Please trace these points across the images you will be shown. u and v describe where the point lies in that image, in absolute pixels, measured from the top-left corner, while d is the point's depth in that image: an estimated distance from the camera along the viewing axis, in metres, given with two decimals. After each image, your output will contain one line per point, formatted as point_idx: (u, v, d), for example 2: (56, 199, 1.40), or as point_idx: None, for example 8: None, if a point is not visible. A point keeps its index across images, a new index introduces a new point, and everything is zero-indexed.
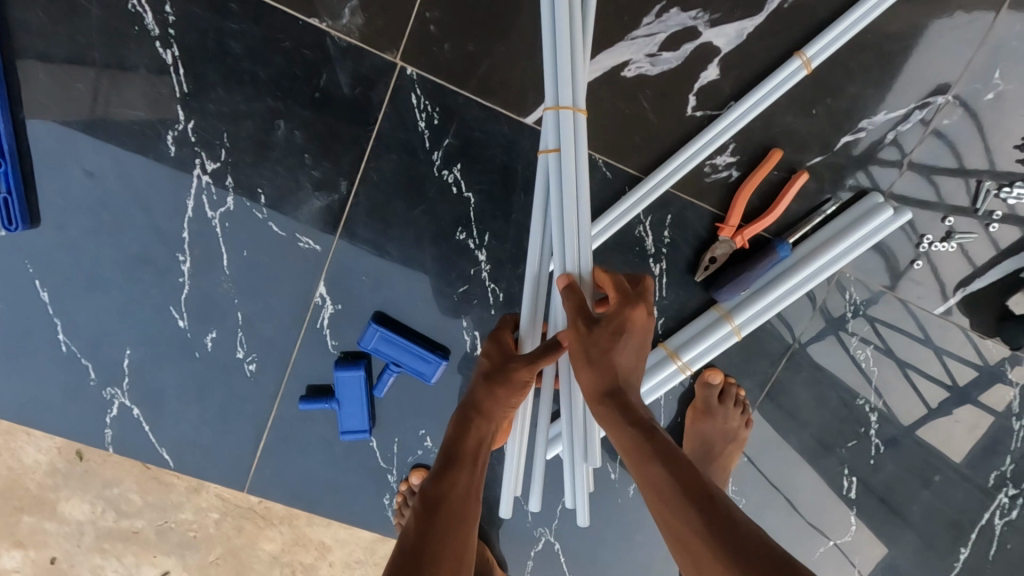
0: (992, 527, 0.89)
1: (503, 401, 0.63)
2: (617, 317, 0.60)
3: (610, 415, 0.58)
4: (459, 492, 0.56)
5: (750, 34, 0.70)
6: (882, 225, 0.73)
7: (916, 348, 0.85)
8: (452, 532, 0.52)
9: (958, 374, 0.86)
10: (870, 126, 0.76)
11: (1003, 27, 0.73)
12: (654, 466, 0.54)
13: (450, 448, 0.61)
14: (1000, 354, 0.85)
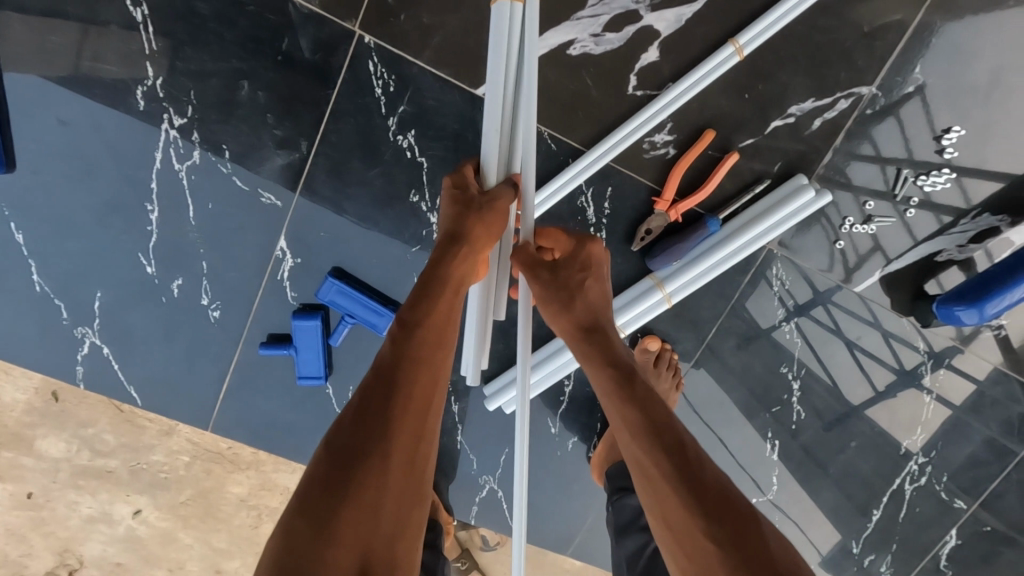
0: (903, 492, 0.97)
1: (476, 234, 0.62)
2: (591, 296, 0.67)
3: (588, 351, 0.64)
4: (424, 341, 0.58)
5: (688, 20, 0.75)
6: (803, 207, 0.80)
7: (869, 331, 0.92)
8: (423, 351, 0.58)
9: (907, 359, 0.92)
10: (798, 112, 0.81)
11: (927, 23, 0.78)
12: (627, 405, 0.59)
13: (421, 288, 0.61)
14: (947, 342, 0.92)
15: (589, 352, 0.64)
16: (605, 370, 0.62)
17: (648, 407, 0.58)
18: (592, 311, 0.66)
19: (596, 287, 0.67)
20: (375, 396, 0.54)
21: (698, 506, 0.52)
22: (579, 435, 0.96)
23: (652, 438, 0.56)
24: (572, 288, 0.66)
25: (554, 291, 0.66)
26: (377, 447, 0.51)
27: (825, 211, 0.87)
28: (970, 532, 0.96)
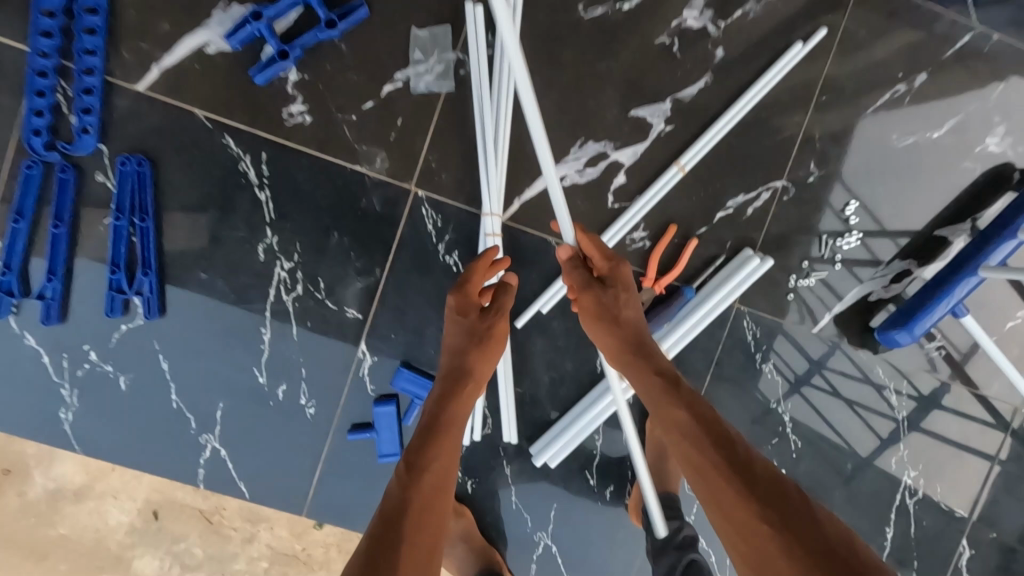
0: (906, 505, 1.16)
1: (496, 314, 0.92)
2: (622, 314, 0.90)
3: (638, 364, 0.87)
4: (436, 448, 0.79)
5: (642, 152, 1.06)
6: (753, 269, 1.05)
7: (865, 389, 1.14)
8: (441, 441, 0.80)
9: (902, 407, 1.14)
10: (733, 203, 1.08)
11: (816, 131, 1.08)
12: (675, 406, 0.80)
13: (428, 416, 0.83)
14: (931, 387, 1.14)
15: (652, 385, 0.84)
16: (663, 394, 0.82)
17: (691, 407, 0.79)
18: (634, 326, 0.90)
19: (631, 302, 0.92)
20: (409, 490, 0.73)
21: (728, 478, 0.70)
22: (614, 485, 1.11)
23: (704, 436, 0.75)
24: (615, 315, 0.90)
25: (607, 314, 0.91)
26: (416, 523, 0.69)
27: (777, 272, 1.11)
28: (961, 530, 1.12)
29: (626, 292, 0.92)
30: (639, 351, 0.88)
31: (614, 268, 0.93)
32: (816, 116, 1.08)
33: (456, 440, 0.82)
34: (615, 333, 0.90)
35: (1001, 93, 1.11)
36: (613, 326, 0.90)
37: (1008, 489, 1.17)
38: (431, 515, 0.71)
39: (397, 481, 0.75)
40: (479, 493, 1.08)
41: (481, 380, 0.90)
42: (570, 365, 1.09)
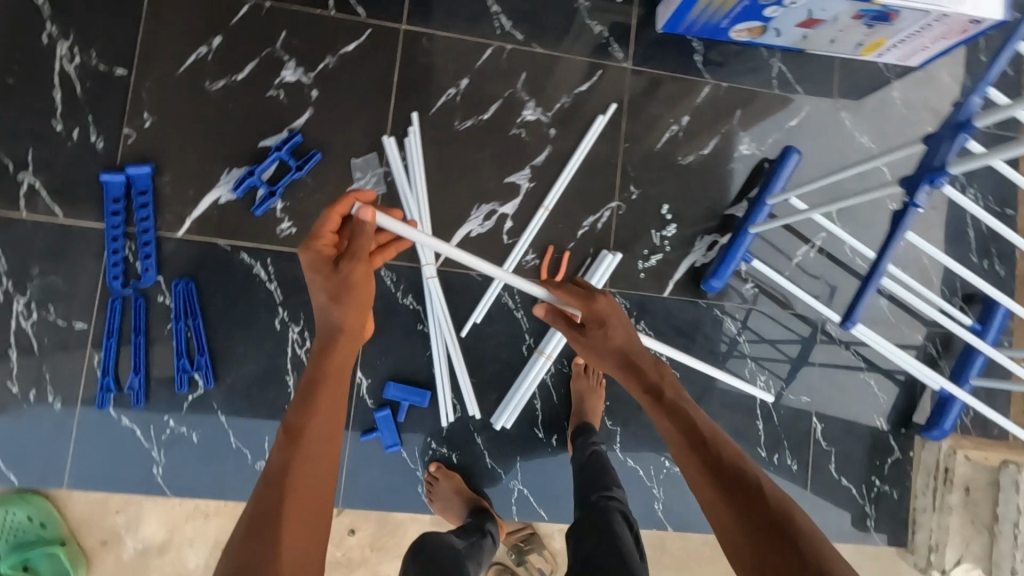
0: (766, 403, 1.66)
1: (321, 263, 1.07)
2: (614, 342, 1.16)
3: (627, 379, 1.14)
4: (315, 408, 0.97)
5: (519, 203, 1.57)
6: (610, 263, 1.57)
7: (762, 344, 1.66)
8: (323, 386, 0.99)
9: (789, 350, 1.67)
10: (588, 223, 1.60)
11: (630, 165, 1.63)
12: (658, 411, 1.06)
13: (311, 375, 1.01)
14: (805, 332, 1.68)
15: (674, 420, 1.04)
16: (688, 432, 1.01)
17: (671, 409, 1.05)
18: (618, 348, 1.16)
19: (629, 342, 1.16)
20: (292, 443, 0.92)
21: (743, 501, 0.91)
22: (557, 434, 1.55)
23: (680, 433, 1.02)
24: (632, 361, 1.14)
25: (623, 353, 1.15)
26: (297, 462, 0.90)
27: (631, 260, 1.61)
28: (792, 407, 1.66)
29: (620, 327, 1.17)
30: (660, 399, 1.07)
31: (607, 316, 1.18)
32: (627, 156, 1.63)
33: (334, 390, 0.99)
34: (643, 374, 1.12)
35: (741, 118, 1.69)
36: (620, 367, 1.15)
37: (871, 387, 1.70)
38: (304, 454, 0.91)
39: (283, 437, 0.94)
40: (463, 461, 1.50)
41: (351, 332, 1.06)
42: (505, 355, 1.54)
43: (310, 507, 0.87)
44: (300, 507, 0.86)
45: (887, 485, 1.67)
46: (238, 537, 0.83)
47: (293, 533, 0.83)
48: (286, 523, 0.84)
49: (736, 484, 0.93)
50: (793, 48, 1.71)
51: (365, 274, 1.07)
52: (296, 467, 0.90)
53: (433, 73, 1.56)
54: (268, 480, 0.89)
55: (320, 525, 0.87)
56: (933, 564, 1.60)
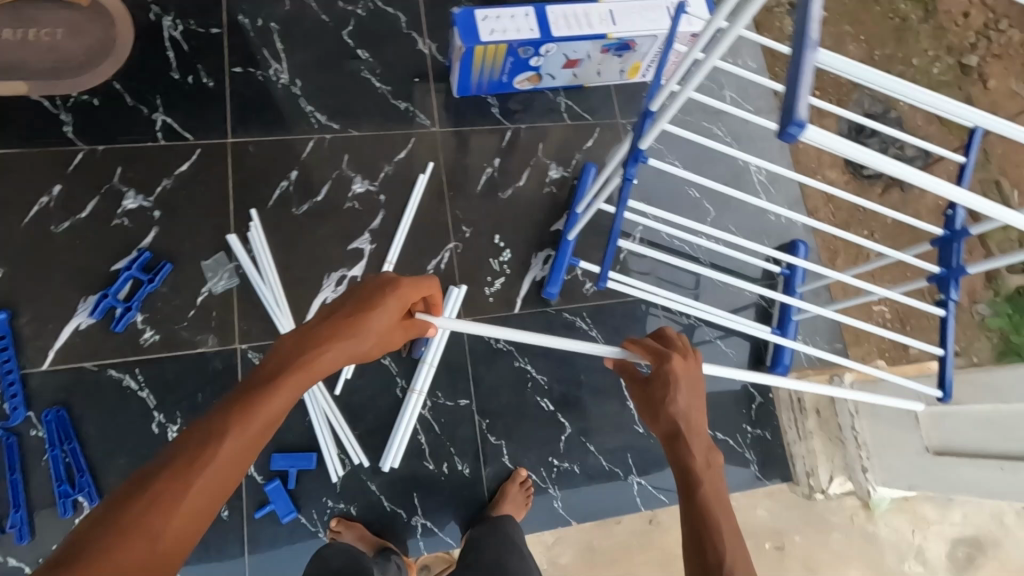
0: (631, 383, 1.81)
1: (348, 324, 1.01)
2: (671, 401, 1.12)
3: (672, 444, 1.09)
4: (245, 421, 0.84)
5: (365, 264, 1.75)
6: (457, 296, 1.75)
7: (638, 338, 1.86)
8: (277, 384, 0.91)
9: (661, 336, 1.87)
10: (432, 267, 1.79)
11: (457, 210, 1.85)
12: (681, 477, 1.04)
13: (258, 381, 0.91)
14: (670, 317, 1.89)
15: (691, 491, 1.00)
16: (703, 512, 0.97)
17: (692, 483, 1.02)
18: (672, 421, 1.12)
19: (682, 410, 1.11)
20: (199, 447, 0.80)
21: None
22: (446, 461, 1.66)
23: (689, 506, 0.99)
24: (680, 436, 1.09)
25: (676, 423, 1.10)
26: (195, 479, 0.77)
27: (478, 289, 1.79)
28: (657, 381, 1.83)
29: (688, 395, 1.13)
30: (692, 468, 1.03)
31: (679, 372, 1.14)
32: (453, 202, 1.85)
33: (270, 411, 0.88)
34: (691, 453, 1.06)
35: (545, 150, 1.97)
36: (670, 442, 1.10)
37: (737, 349, 1.91)
38: (207, 476, 0.78)
39: (191, 440, 0.81)
40: (361, 510, 1.58)
41: (324, 367, 0.98)
42: (381, 402, 1.66)
43: (171, 541, 0.73)
44: (163, 536, 0.73)
45: (759, 429, 1.84)
46: (76, 533, 0.71)
47: (133, 564, 0.69)
48: (161, 509, 0.74)
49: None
50: (573, 86, 2.03)
51: (368, 343, 1.04)
52: (187, 486, 0.76)
53: (264, 173, 1.77)
54: (145, 481, 0.76)
55: (172, 564, 0.73)
56: (815, 487, 1.75)
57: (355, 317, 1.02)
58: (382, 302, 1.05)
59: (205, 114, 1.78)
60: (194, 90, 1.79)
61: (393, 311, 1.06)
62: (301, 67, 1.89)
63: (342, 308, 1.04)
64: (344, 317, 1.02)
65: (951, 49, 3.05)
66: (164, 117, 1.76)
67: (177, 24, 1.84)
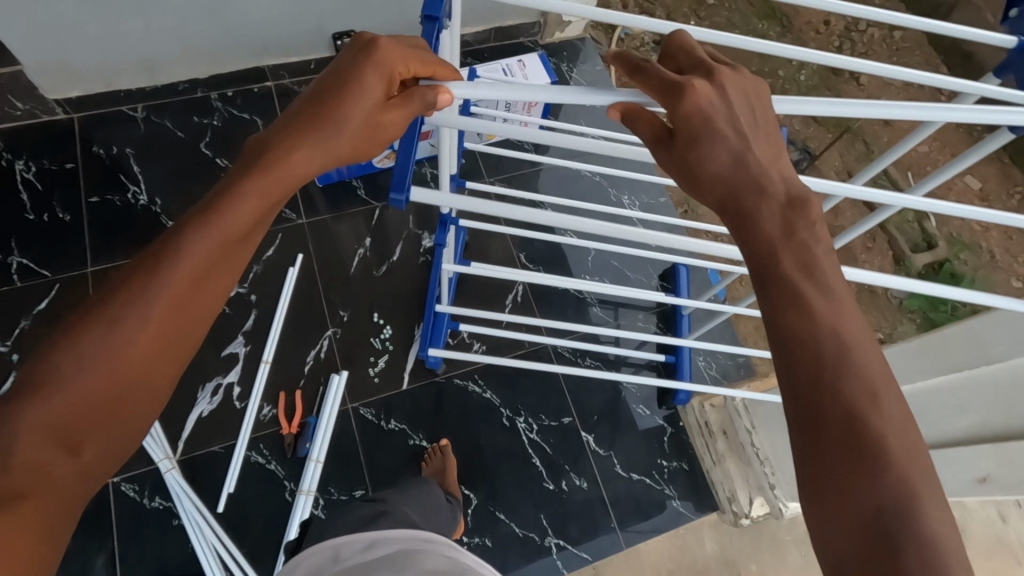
0: (534, 438, 1.75)
1: (329, 107, 0.72)
2: (703, 168, 0.68)
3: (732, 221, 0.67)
4: (209, 239, 0.68)
5: (240, 367, 1.71)
6: (339, 383, 1.70)
7: (536, 389, 1.81)
8: (226, 209, 0.69)
9: (561, 381, 1.83)
10: (311, 358, 1.74)
11: (332, 295, 1.84)
12: (764, 282, 0.63)
13: (218, 192, 0.70)
14: (567, 361, 1.85)
15: (777, 320, 0.60)
16: (804, 336, 0.58)
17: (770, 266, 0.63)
18: (721, 186, 0.68)
19: (739, 157, 0.67)
20: (156, 269, 0.67)
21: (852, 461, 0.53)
22: None
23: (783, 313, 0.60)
24: (744, 207, 0.66)
25: (731, 187, 0.67)
26: (148, 307, 0.66)
27: (362, 372, 1.75)
28: (561, 430, 1.78)
29: (742, 132, 0.68)
30: (774, 260, 0.63)
31: (728, 108, 0.68)
32: (327, 289, 1.84)
33: (240, 224, 0.70)
34: (759, 221, 0.65)
35: (416, 219, 1.98)
36: (722, 207, 0.68)
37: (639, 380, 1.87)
38: (164, 302, 0.67)
39: (148, 260, 0.67)
40: None
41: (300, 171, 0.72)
42: (270, 509, 1.58)
43: (149, 354, 0.67)
44: (131, 365, 0.66)
45: (675, 461, 1.79)
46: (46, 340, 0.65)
47: (102, 399, 0.65)
48: (92, 361, 0.64)
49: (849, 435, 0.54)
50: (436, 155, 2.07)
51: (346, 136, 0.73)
52: (146, 311, 0.66)
53: None
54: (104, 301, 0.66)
55: (165, 370, 0.70)
56: (739, 514, 1.66)
57: (322, 124, 0.71)
58: (351, 90, 0.73)
59: (62, 248, 1.78)
60: (50, 226, 1.80)
61: (371, 91, 0.73)
62: (161, 185, 1.91)
63: (310, 105, 0.73)
64: (314, 116, 0.72)
65: (815, 54, 3.21)
66: (20, 258, 1.75)
67: (30, 165, 1.86)
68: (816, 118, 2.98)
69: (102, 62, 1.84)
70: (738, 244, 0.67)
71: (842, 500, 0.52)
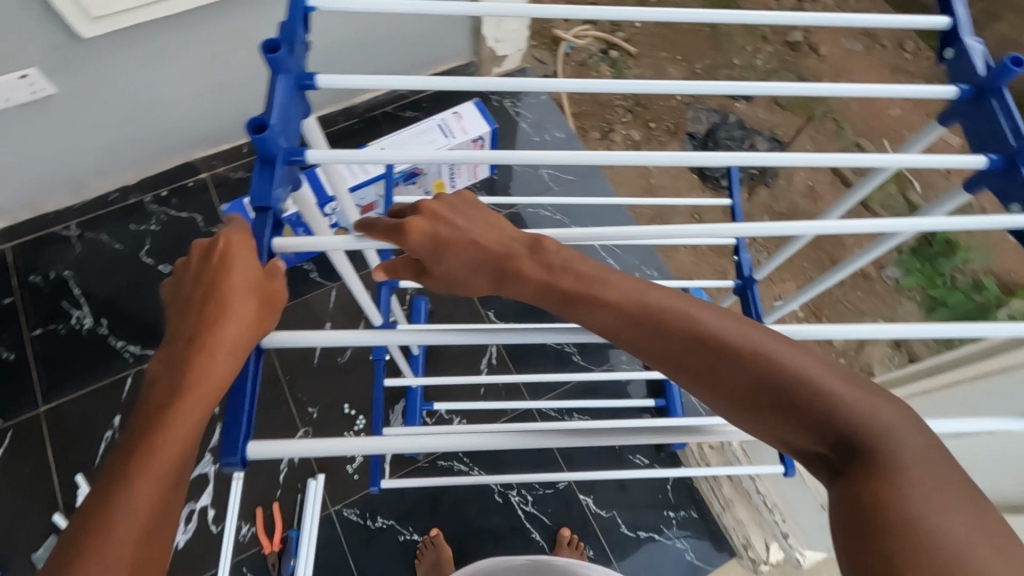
0: (529, 510, 1.67)
1: (217, 298, 0.62)
2: (461, 271, 0.70)
3: (512, 290, 0.69)
4: (149, 479, 0.55)
5: (211, 490, 1.62)
6: (315, 488, 1.61)
7: (525, 455, 1.72)
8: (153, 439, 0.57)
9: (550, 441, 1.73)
10: (285, 465, 1.65)
11: (298, 392, 1.75)
12: (585, 309, 0.65)
13: (138, 427, 0.58)
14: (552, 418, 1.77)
15: (623, 341, 0.64)
16: (647, 340, 0.62)
17: (586, 298, 0.64)
18: (484, 275, 0.70)
19: (469, 239, 0.69)
20: (100, 530, 0.54)
21: (754, 392, 0.59)
22: None
23: (626, 322, 0.63)
24: (512, 278, 0.68)
25: (489, 264, 0.69)
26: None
27: (339, 471, 1.66)
28: (557, 494, 1.68)
29: (457, 218, 0.70)
30: (569, 302, 0.65)
31: (428, 211, 0.70)
32: (291, 387, 1.75)
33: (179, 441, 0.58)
34: (528, 284, 0.67)
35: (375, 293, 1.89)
36: (500, 285, 0.70)
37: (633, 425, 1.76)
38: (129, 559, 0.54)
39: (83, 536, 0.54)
40: None
41: (215, 379, 0.60)
42: None
43: None
44: None
45: (682, 509, 1.68)
46: None
47: None
48: None
49: (734, 381, 0.59)
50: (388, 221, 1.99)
51: (243, 325, 0.62)
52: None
53: (82, 430, 1.67)
54: None
55: None
56: (757, 560, 1.57)
57: (210, 323, 0.61)
58: (239, 282, 0.63)
59: (11, 390, 1.70)
60: None
61: (258, 277, 0.65)
62: (104, 303, 1.83)
63: (189, 306, 0.63)
64: (200, 312, 0.62)
65: (768, 35, 3.09)
66: None
67: None
68: (779, 102, 2.87)
69: (25, 190, 1.78)
70: (532, 303, 0.69)
71: (775, 409, 0.58)
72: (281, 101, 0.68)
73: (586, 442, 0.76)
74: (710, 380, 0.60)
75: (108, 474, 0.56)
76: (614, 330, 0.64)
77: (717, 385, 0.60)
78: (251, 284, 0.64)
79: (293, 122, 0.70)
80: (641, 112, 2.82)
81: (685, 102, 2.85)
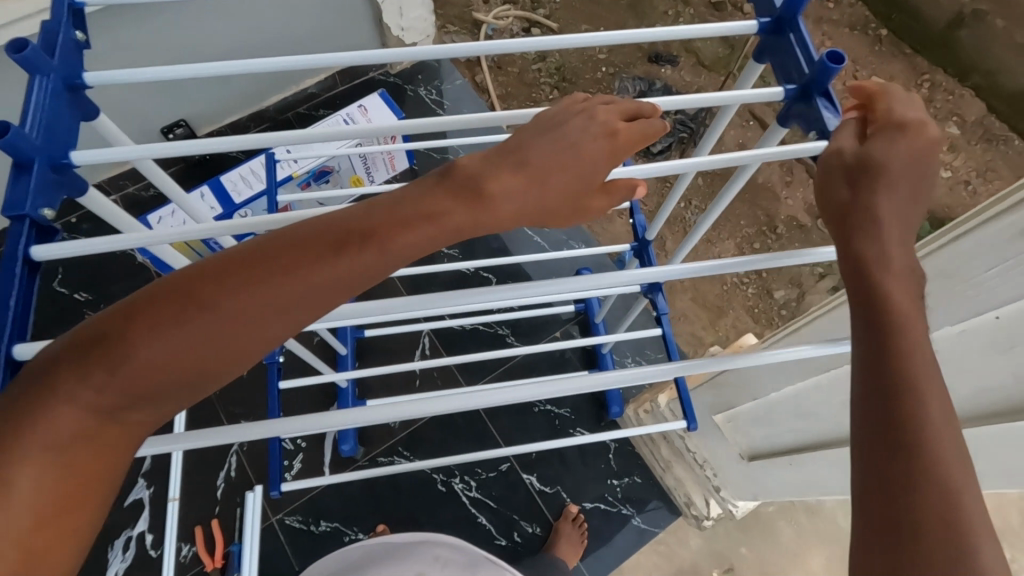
0: (474, 495, 1.66)
1: (332, 247, 0.52)
2: (837, 200, 0.56)
3: (838, 231, 0.55)
4: (148, 357, 0.49)
5: (147, 514, 1.59)
6: (253, 501, 1.54)
7: (465, 441, 1.71)
8: (180, 321, 0.50)
9: (489, 424, 1.73)
10: (222, 480, 1.63)
11: (229, 405, 1.72)
12: (847, 247, 0.53)
13: (193, 287, 0.51)
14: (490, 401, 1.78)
15: (855, 300, 0.52)
16: (861, 313, 0.51)
17: (847, 246, 0.54)
18: (847, 208, 0.55)
19: (891, 175, 0.54)
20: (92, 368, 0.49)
21: (896, 414, 0.47)
22: None
23: (860, 289, 0.52)
24: (846, 219, 0.54)
25: (853, 185, 0.55)
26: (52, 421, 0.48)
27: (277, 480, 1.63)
28: (500, 476, 1.68)
29: (903, 158, 0.55)
30: (847, 250, 0.53)
31: (870, 128, 0.57)
32: (222, 400, 1.72)
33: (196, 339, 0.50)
34: (867, 228, 0.53)
35: None
36: (844, 223, 0.55)
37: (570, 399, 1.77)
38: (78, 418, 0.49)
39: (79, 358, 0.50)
40: None
41: (259, 323, 0.51)
42: None
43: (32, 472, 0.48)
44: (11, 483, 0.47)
45: (625, 476, 1.70)
46: None
47: None
48: None
49: (894, 393, 0.47)
50: None
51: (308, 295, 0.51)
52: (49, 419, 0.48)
53: None
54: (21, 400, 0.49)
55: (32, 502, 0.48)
56: (699, 517, 1.58)
57: (309, 263, 0.51)
58: (363, 242, 0.52)
59: None
60: None
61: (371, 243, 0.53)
62: None
63: (328, 228, 0.53)
64: (321, 241, 0.52)
65: None
66: None
67: None
68: (704, 63, 2.87)
69: None
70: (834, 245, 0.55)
71: (903, 453, 0.46)
72: (36, 105, 0.65)
73: (462, 404, 0.69)
74: (872, 377, 0.49)
75: (140, 317, 0.50)
76: (849, 285, 0.52)
77: (874, 384, 0.48)
78: (361, 265, 0.52)
79: (62, 129, 0.68)
80: (569, 87, 2.80)
81: (611, 72, 2.84)
